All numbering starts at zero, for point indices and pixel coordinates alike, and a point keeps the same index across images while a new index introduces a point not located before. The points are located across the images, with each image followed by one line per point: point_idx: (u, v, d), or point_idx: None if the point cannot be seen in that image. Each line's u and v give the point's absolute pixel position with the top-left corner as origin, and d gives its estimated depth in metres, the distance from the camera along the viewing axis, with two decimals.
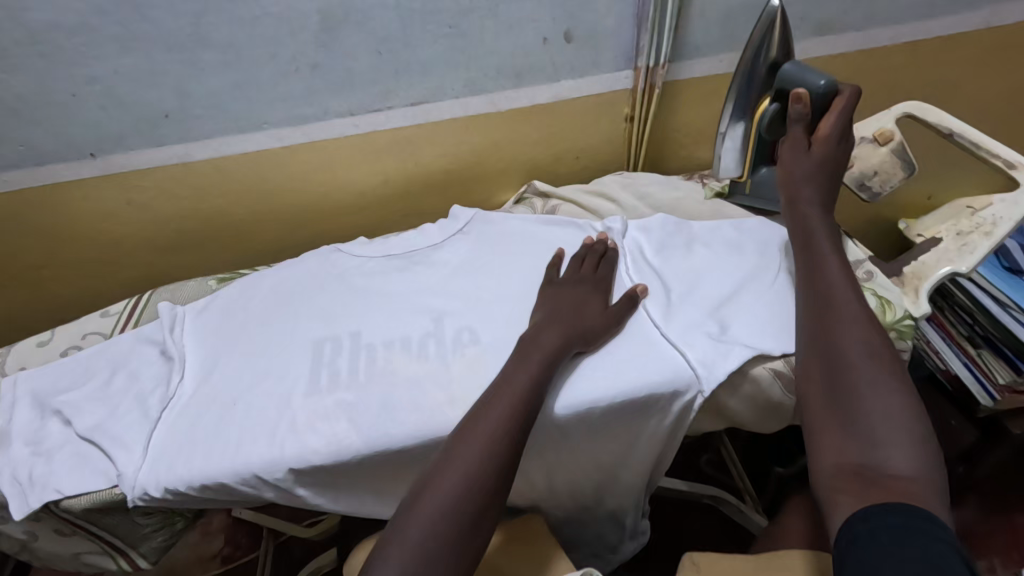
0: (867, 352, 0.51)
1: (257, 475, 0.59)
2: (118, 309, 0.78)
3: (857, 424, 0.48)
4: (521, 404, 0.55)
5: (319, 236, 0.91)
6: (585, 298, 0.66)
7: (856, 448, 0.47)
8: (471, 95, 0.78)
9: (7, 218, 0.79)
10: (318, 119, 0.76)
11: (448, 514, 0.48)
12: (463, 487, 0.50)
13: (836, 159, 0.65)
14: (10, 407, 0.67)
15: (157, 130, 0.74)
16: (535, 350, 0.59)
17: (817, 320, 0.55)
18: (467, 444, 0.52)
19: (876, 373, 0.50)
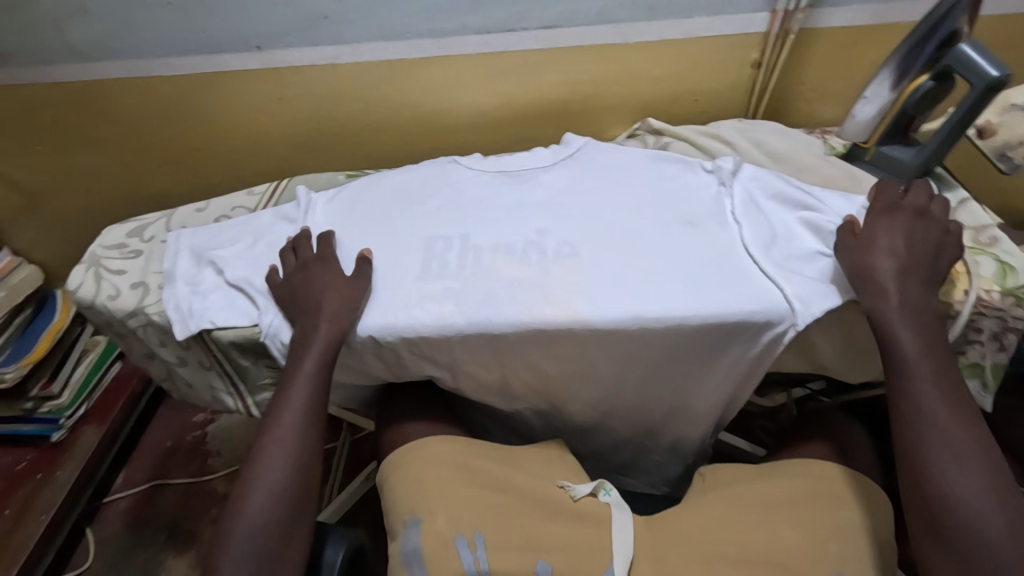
0: (959, 467, 0.53)
1: (372, 335, 0.66)
2: (261, 190, 0.88)
3: (962, 547, 0.51)
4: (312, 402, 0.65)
5: (434, 152, 0.97)
6: (314, 271, 0.70)
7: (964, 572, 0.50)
8: (601, 24, 0.80)
9: (179, 98, 0.90)
10: (454, 34, 0.81)
11: (274, 505, 0.59)
12: (281, 483, 0.61)
13: (917, 232, 0.63)
14: (174, 254, 0.78)
15: (314, 31, 0.81)
16: (307, 347, 0.65)
17: (908, 446, 0.55)
18: (274, 447, 0.63)
19: (969, 490, 0.52)
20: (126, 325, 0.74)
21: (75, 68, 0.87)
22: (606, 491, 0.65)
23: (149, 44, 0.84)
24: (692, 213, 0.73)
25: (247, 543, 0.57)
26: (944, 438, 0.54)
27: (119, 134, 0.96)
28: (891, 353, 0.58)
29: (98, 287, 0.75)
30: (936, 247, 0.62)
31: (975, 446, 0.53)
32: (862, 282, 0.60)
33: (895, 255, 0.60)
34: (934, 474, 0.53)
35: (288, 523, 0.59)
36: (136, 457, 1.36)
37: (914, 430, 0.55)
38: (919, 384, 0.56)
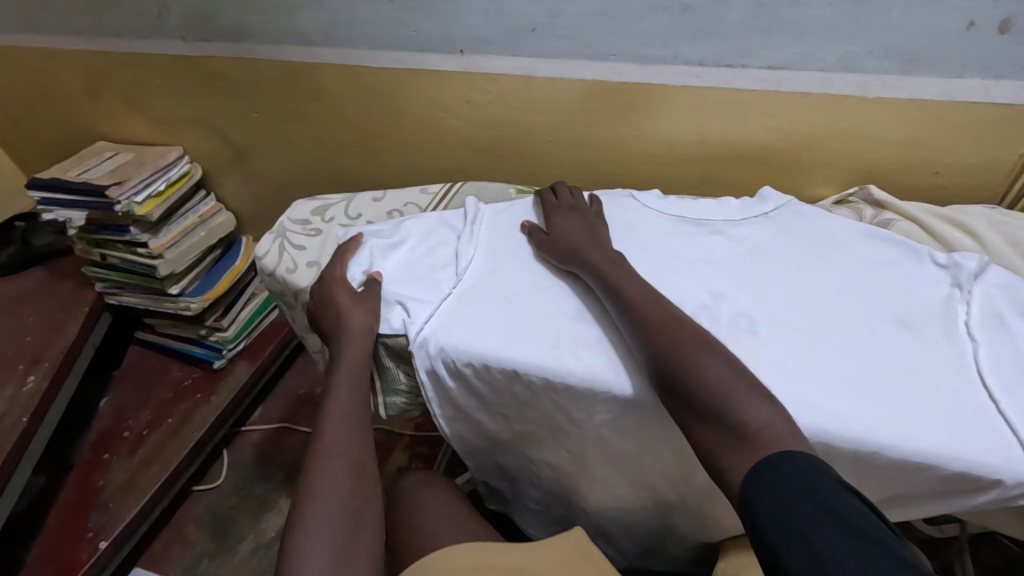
0: (700, 349, 0.53)
1: (517, 368, 0.63)
2: (434, 190, 0.90)
3: (720, 412, 0.49)
4: (356, 416, 0.65)
5: (606, 179, 0.92)
6: (331, 292, 0.72)
7: (729, 439, 0.48)
8: (841, 72, 0.69)
9: (379, 90, 0.95)
10: (662, 62, 0.75)
11: (336, 517, 0.55)
12: (338, 487, 0.57)
13: (592, 225, 0.73)
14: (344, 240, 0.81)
15: (518, 42, 0.80)
16: (336, 366, 0.67)
17: (661, 368, 0.54)
18: (325, 451, 0.60)
19: (716, 364, 0.52)
20: (297, 299, 0.80)
21: (298, 49, 0.95)
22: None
23: (366, 37, 0.88)
24: (914, 313, 0.61)
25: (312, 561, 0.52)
26: (697, 355, 0.53)
27: (321, 114, 1.03)
28: (602, 280, 0.64)
29: (280, 259, 0.81)
30: (600, 226, 0.73)
31: (716, 350, 0.54)
32: (572, 257, 0.69)
33: (584, 231, 0.72)
34: (685, 358, 0.53)
35: (348, 538, 0.55)
36: (274, 397, 1.50)
37: (658, 335, 0.56)
38: (648, 310, 0.58)
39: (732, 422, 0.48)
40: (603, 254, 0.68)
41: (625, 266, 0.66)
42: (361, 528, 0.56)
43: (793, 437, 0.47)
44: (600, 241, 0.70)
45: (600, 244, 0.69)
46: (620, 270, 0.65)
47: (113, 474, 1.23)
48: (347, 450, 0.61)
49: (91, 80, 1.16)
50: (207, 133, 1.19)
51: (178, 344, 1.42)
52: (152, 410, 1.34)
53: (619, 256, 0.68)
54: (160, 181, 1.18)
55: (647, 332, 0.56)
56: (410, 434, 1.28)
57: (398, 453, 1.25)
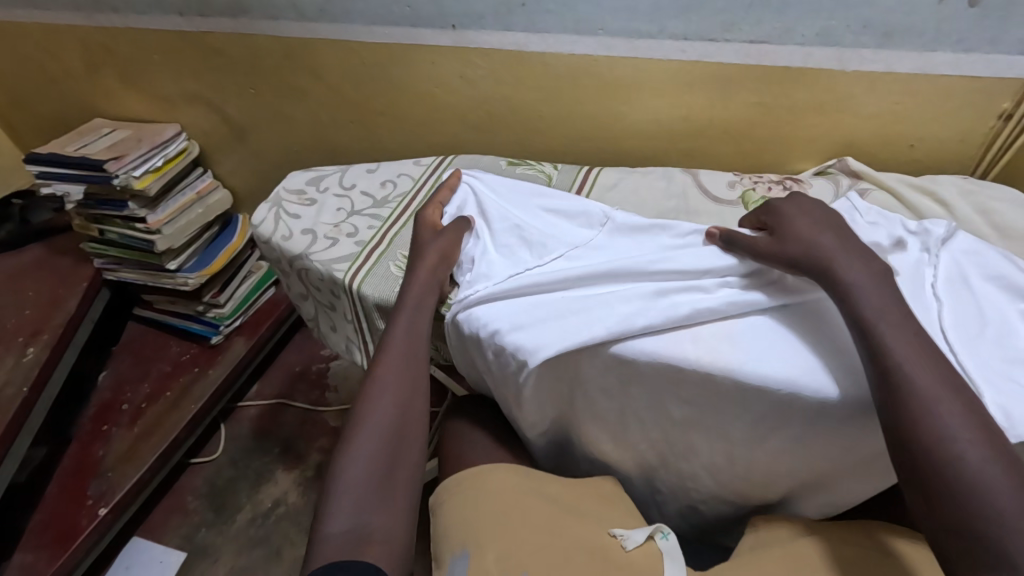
0: (962, 423, 0.45)
1: (495, 328, 0.64)
2: (427, 162, 0.91)
3: (980, 537, 0.42)
4: (413, 352, 0.66)
5: (596, 154, 0.94)
6: (422, 234, 0.74)
7: (981, 557, 0.42)
8: (819, 46, 0.72)
9: (375, 65, 0.97)
10: (650, 36, 0.77)
11: (375, 455, 0.59)
12: (381, 427, 0.61)
13: (830, 223, 0.60)
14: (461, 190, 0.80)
15: (510, 17, 0.82)
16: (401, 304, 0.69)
17: (903, 429, 0.47)
18: (378, 391, 0.63)
19: (976, 451, 0.44)
20: (292, 265, 0.81)
21: (295, 25, 0.96)
22: (664, 534, 0.63)
23: (361, 12, 0.90)
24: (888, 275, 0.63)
25: (350, 493, 0.57)
26: (956, 435, 0.45)
27: (318, 89, 1.05)
28: (850, 310, 0.52)
29: (276, 226, 0.83)
30: (844, 235, 0.59)
31: (990, 438, 0.44)
32: (798, 263, 0.57)
33: (819, 231, 0.59)
34: (940, 439, 0.45)
35: (389, 467, 0.59)
36: (269, 374, 1.52)
37: (920, 400, 0.46)
38: (899, 349, 0.49)
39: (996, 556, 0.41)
40: (849, 265, 0.55)
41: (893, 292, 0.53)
42: (399, 468, 0.60)
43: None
44: (836, 240, 0.58)
45: (836, 247, 0.57)
46: (880, 296, 0.52)
47: (113, 445, 1.26)
48: (395, 392, 0.63)
49: (90, 57, 1.17)
50: (204, 110, 1.21)
51: (176, 320, 1.44)
52: (151, 383, 1.37)
53: (866, 270, 0.55)
54: (158, 157, 1.20)
55: (889, 375, 0.48)
56: None
57: None
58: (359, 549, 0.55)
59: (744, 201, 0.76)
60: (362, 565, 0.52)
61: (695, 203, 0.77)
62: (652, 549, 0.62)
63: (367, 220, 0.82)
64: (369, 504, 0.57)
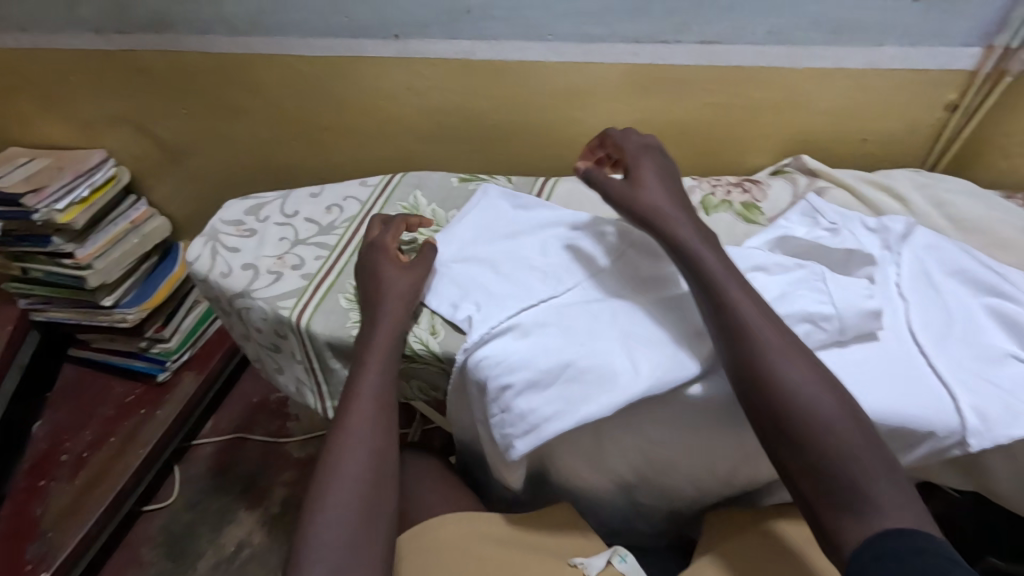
0: (787, 352, 0.50)
1: (512, 386, 0.58)
2: (374, 182, 0.86)
3: (824, 457, 0.47)
4: (383, 395, 0.61)
5: (553, 162, 0.91)
6: (378, 259, 0.68)
7: (805, 468, 0.47)
8: (771, 45, 0.70)
9: (314, 79, 0.91)
10: (599, 41, 0.75)
11: (356, 509, 0.54)
12: (360, 475, 0.56)
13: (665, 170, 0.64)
14: (455, 225, 0.76)
15: (454, 24, 0.78)
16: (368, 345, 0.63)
17: (736, 368, 0.51)
18: (352, 435, 0.58)
19: (794, 371, 0.49)
20: (232, 304, 0.75)
21: (224, 39, 0.90)
22: (623, 557, 0.61)
23: (294, 23, 0.84)
24: (864, 268, 0.62)
25: (332, 555, 0.52)
26: (798, 373, 0.49)
27: (256, 107, 0.99)
28: (693, 267, 0.56)
29: (213, 262, 0.76)
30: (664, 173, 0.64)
31: (802, 355, 0.50)
32: (652, 214, 0.59)
33: (660, 180, 0.62)
34: (774, 374, 0.49)
35: (366, 528, 0.54)
36: (226, 407, 1.44)
37: (748, 338, 0.51)
38: (735, 293, 0.53)
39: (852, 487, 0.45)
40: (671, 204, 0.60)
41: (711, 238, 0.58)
42: (379, 521, 0.55)
43: (896, 489, 0.46)
44: (672, 187, 0.61)
45: (670, 194, 0.61)
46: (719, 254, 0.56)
47: (53, 501, 1.16)
48: (372, 436, 0.58)
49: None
50: (133, 132, 1.13)
51: (117, 359, 1.35)
52: (93, 429, 1.27)
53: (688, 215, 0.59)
54: (84, 187, 1.11)
55: (727, 322, 0.52)
56: None
57: None
58: None
59: (704, 204, 0.74)
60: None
61: None
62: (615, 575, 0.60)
63: (313, 250, 0.76)
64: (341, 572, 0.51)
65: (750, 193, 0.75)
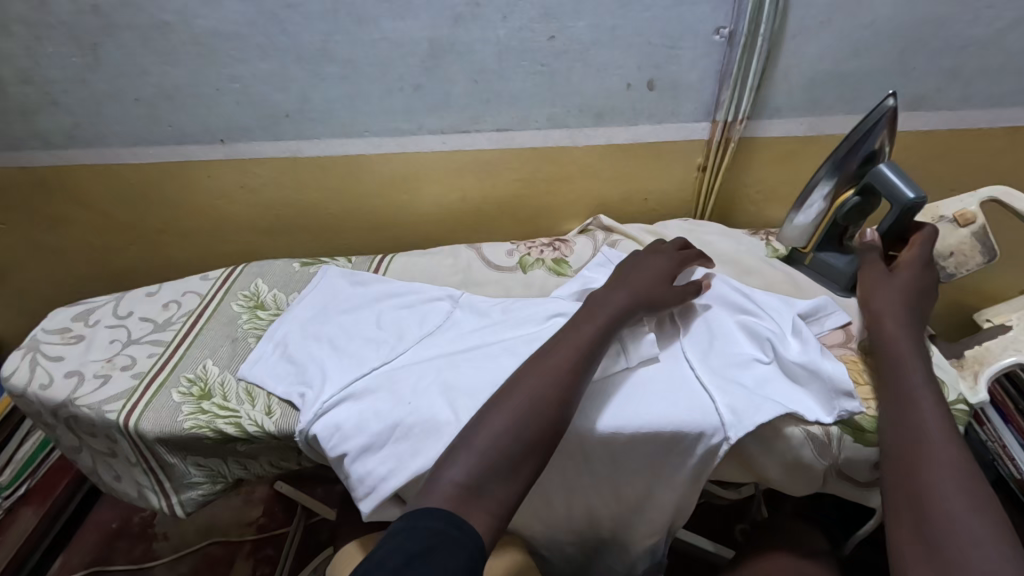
0: (915, 388, 0.56)
1: (348, 454, 0.62)
2: (215, 276, 0.87)
3: (915, 477, 0.50)
4: (581, 366, 0.58)
5: (394, 241, 0.99)
6: (644, 260, 0.72)
7: (904, 491, 0.50)
8: (551, 128, 0.84)
9: (145, 185, 0.93)
10: (411, 133, 0.85)
11: (513, 431, 0.52)
12: (540, 400, 0.54)
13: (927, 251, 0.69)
14: (299, 304, 0.80)
15: (276, 127, 0.85)
16: (586, 321, 0.63)
17: (894, 416, 0.55)
18: (538, 370, 0.57)
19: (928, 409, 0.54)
20: (56, 415, 0.72)
21: (43, 153, 0.90)
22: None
23: (117, 135, 0.87)
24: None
25: (460, 470, 0.50)
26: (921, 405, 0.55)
27: (88, 216, 0.98)
28: (876, 329, 0.62)
29: (32, 374, 0.73)
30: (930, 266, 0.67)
31: (930, 392, 0.56)
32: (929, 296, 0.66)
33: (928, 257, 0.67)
34: (915, 412, 0.54)
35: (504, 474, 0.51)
36: (76, 540, 1.29)
37: (902, 380, 0.57)
38: (902, 347, 0.60)
39: (932, 526, 0.47)
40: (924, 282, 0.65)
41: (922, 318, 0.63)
42: (536, 451, 0.53)
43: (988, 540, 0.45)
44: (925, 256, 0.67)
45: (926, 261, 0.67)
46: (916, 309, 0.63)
47: None
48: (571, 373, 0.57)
49: None
50: None
51: None
52: None
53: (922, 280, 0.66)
54: None
55: (885, 363, 0.59)
56: (253, 537, 1.27)
57: (241, 562, 1.23)
58: (467, 505, 0.48)
59: (521, 264, 0.85)
60: (471, 528, 0.46)
61: (480, 273, 0.84)
62: None
63: (145, 348, 0.76)
64: (473, 492, 0.49)
65: (559, 251, 0.86)
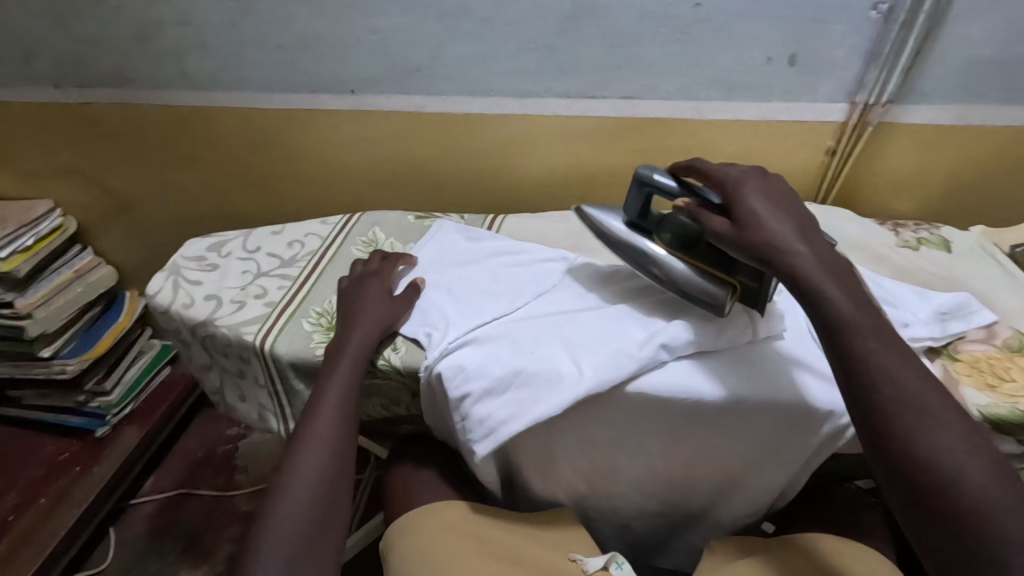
0: (895, 366, 0.47)
1: (469, 396, 0.63)
2: (335, 221, 0.91)
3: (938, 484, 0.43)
4: (340, 421, 0.63)
5: (499, 204, 1.00)
6: (360, 287, 0.74)
7: (927, 504, 0.43)
8: (679, 99, 0.83)
9: (273, 131, 0.97)
10: (536, 96, 0.86)
11: (302, 510, 0.57)
12: (313, 483, 0.58)
13: (778, 189, 0.58)
14: (418, 252, 0.83)
15: (406, 81, 0.87)
16: (337, 360, 0.67)
17: (860, 401, 0.47)
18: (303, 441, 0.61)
19: (918, 397, 0.46)
20: (195, 334, 0.77)
21: (185, 93, 0.95)
22: (619, 564, 0.64)
23: (256, 79, 0.91)
24: (772, 283, 0.72)
25: (276, 555, 0.54)
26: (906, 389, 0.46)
27: (214, 156, 1.03)
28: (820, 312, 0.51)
29: (175, 294, 0.79)
30: (789, 200, 0.57)
31: (909, 364, 0.48)
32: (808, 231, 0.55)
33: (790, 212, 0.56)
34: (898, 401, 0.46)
35: (310, 545, 0.55)
36: (168, 463, 1.39)
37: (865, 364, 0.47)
38: (831, 297, 0.50)
39: (969, 540, 0.41)
40: (794, 225, 0.55)
41: (842, 265, 0.53)
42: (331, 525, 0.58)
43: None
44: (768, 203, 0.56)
45: (779, 200, 0.57)
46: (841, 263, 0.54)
47: None
48: (332, 444, 0.61)
49: None
50: (82, 183, 1.14)
51: (52, 415, 1.29)
52: (20, 492, 1.20)
53: (799, 217, 0.56)
54: (28, 237, 1.10)
55: (842, 341, 0.49)
56: None
57: None
58: None
59: None
60: None
61: (591, 240, 0.85)
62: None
63: (275, 281, 0.80)
64: None
65: None
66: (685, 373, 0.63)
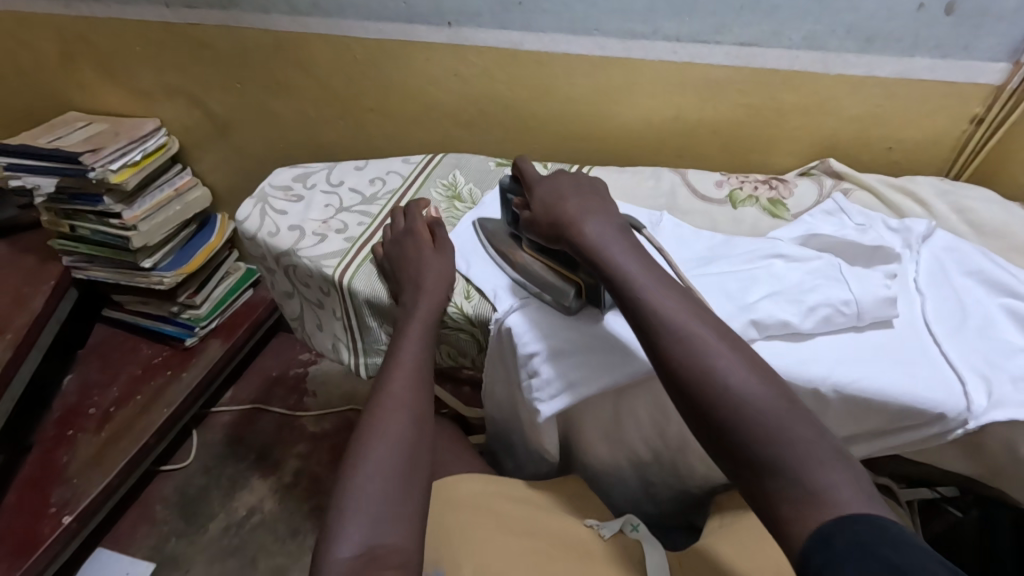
0: (696, 337, 0.48)
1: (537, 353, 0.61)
2: (417, 160, 0.90)
3: (744, 439, 0.44)
4: (419, 385, 0.62)
5: (587, 155, 0.95)
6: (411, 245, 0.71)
7: (748, 466, 0.43)
8: (805, 49, 0.74)
9: (366, 62, 0.96)
10: (643, 37, 0.79)
11: (388, 469, 0.55)
12: (397, 442, 0.57)
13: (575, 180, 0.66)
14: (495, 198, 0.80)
15: (505, 15, 0.83)
16: (409, 321, 0.66)
17: (677, 373, 0.48)
18: (386, 404, 0.60)
19: (724, 361, 0.47)
20: (279, 261, 0.79)
21: (286, 18, 0.96)
22: (635, 526, 0.64)
23: (354, 7, 0.90)
24: (886, 265, 0.65)
25: (367, 507, 0.52)
26: (703, 348, 0.48)
27: (307, 85, 1.04)
28: (627, 290, 0.54)
29: (262, 222, 0.81)
30: (602, 202, 0.63)
31: (717, 333, 0.49)
32: (602, 212, 0.61)
33: (576, 196, 0.63)
34: (710, 374, 0.46)
35: (398, 499, 0.53)
36: (245, 379, 1.49)
37: (679, 341, 0.49)
38: (644, 285, 0.53)
39: (786, 484, 0.42)
40: (610, 219, 0.60)
41: (627, 238, 0.58)
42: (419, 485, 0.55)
43: (862, 500, 0.40)
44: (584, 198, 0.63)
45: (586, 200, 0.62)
46: (626, 238, 0.58)
47: (78, 451, 1.21)
48: (411, 405, 0.60)
49: (67, 48, 1.15)
50: (185, 104, 1.18)
51: (148, 321, 1.41)
52: (120, 387, 1.32)
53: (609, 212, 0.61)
54: (136, 151, 1.16)
55: (653, 321, 0.51)
56: None
57: None
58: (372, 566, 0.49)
59: (731, 199, 0.78)
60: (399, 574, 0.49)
61: (684, 201, 0.79)
62: (626, 540, 0.64)
63: (356, 216, 0.81)
64: (376, 541, 0.50)
65: (777, 190, 0.78)
66: (775, 354, 0.58)
